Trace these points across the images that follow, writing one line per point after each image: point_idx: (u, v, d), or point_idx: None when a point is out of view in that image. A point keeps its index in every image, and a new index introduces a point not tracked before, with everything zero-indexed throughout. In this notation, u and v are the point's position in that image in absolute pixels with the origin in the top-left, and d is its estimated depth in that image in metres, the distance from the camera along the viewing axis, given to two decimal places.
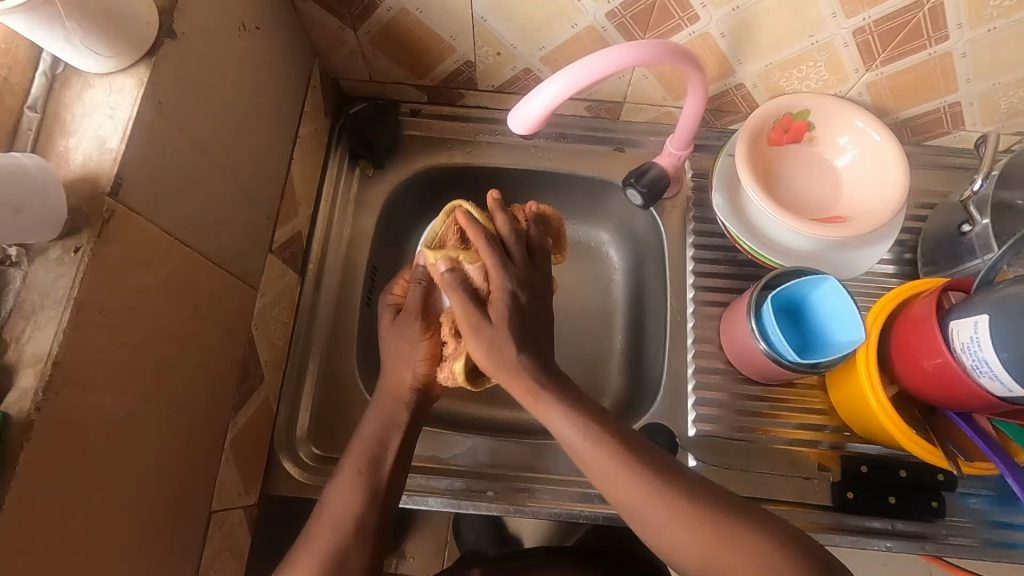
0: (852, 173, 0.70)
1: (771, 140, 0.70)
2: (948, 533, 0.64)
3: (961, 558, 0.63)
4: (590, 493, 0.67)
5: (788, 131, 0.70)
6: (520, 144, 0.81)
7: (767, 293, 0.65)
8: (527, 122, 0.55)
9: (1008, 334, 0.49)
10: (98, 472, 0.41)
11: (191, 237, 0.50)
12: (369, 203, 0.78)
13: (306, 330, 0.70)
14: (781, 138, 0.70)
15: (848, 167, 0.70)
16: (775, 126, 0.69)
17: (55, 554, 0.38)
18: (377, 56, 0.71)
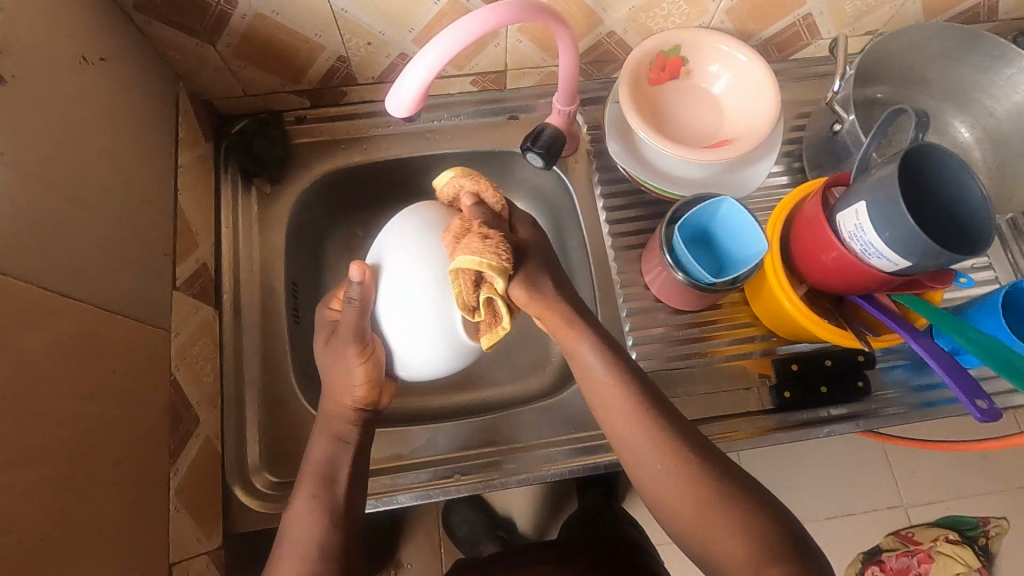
0: (729, 97, 0.73)
1: (651, 80, 0.74)
2: (878, 407, 0.70)
3: (893, 425, 0.69)
4: (554, 452, 0.69)
5: (665, 69, 0.73)
6: (415, 131, 0.80)
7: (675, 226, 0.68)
8: (405, 104, 0.54)
9: (885, 215, 0.54)
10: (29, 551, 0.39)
11: (75, 290, 0.47)
12: (274, 220, 0.75)
13: (235, 361, 0.68)
14: (660, 77, 0.73)
15: (726, 92, 0.74)
16: (651, 66, 0.72)
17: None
18: (245, 68, 0.69)
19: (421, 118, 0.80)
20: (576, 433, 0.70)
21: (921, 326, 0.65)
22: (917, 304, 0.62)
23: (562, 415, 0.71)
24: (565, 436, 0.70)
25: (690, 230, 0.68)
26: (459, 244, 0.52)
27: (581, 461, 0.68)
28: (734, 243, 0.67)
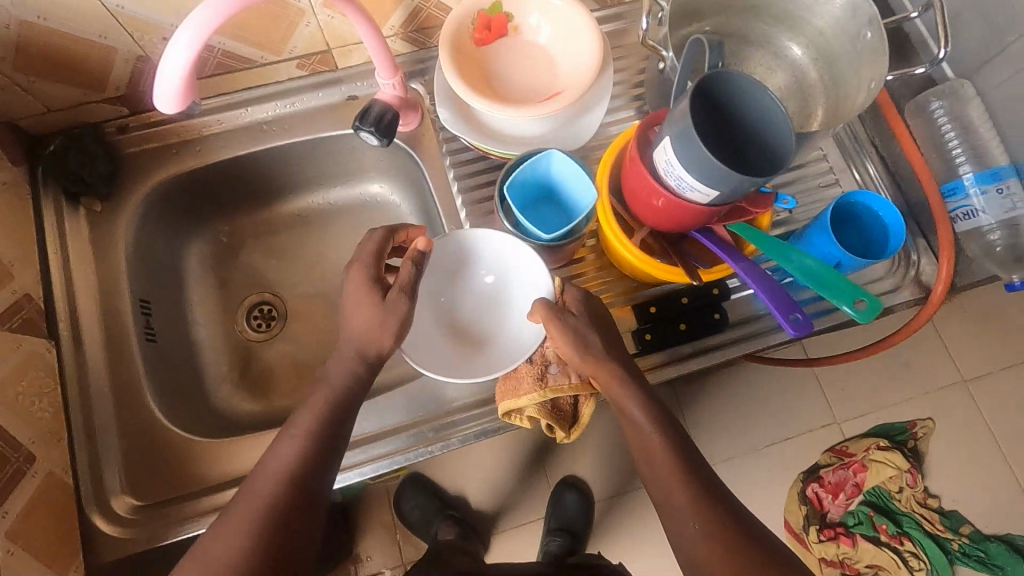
0: (558, 47, 0.72)
1: (478, 42, 0.71)
2: (757, 329, 0.72)
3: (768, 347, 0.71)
4: (422, 431, 0.69)
5: (489, 28, 0.71)
6: (250, 125, 0.77)
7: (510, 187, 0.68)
8: (172, 98, 0.50)
9: (688, 149, 0.54)
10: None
11: None
12: (108, 238, 0.72)
13: (78, 390, 0.66)
14: (486, 37, 0.71)
15: (552, 42, 0.72)
16: (472, 27, 0.70)
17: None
18: (35, 82, 0.64)
19: (255, 110, 0.76)
20: (444, 408, 0.70)
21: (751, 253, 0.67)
22: (747, 231, 0.63)
23: (431, 391, 0.70)
24: (434, 412, 0.70)
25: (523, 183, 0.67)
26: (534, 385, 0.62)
27: (450, 434, 0.69)
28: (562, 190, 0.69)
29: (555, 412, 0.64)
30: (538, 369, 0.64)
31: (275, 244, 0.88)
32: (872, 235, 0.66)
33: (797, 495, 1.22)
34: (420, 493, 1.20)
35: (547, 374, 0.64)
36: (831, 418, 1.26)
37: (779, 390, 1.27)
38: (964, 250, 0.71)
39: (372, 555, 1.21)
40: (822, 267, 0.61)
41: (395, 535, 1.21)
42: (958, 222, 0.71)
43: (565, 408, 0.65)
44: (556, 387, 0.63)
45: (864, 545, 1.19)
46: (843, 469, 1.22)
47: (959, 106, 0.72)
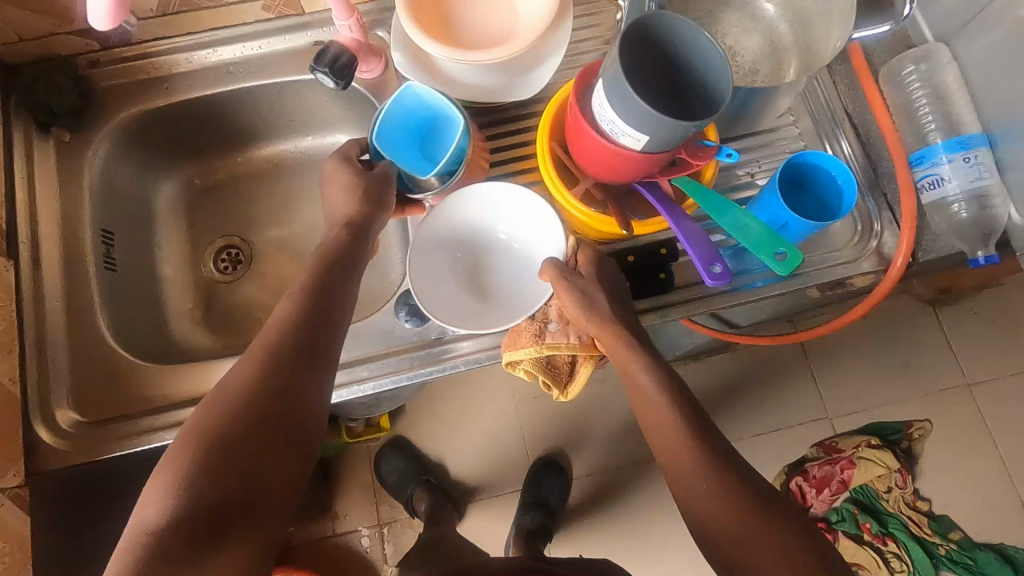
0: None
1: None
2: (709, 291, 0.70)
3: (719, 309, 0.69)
4: (358, 370, 0.69)
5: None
6: (218, 67, 0.78)
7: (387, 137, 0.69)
8: (105, 16, 0.51)
9: (617, 92, 0.52)
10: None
11: None
12: (74, 168, 0.74)
13: (35, 308, 0.69)
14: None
15: None
16: None
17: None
18: (4, 8, 0.67)
19: (223, 52, 0.78)
20: (384, 348, 0.70)
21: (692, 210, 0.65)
22: (690, 186, 0.62)
23: (372, 335, 0.71)
24: (374, 354, 0.70)
25: (397, 126, 0.68)
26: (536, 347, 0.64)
27: (387, 374, 0.69)
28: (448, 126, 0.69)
29: (550, 370, 0.66)
30: (540, 328, 0.65)
31: (248, 191, 0.90)
32: (828, 195, 0.64)
33: (779, 487, 1.20)
34: (398, 456, 1.21)
35: (548, 333, 0.65)
36: (823, 413, 1.23)
37: (769, 380, 1.25)
38: (928, 222, 0.69)
39: (348, 513, 1.22)
40: (756, 224, 0.61)
41: (372, 495, 1.23)
42: (923, 192, 0.68)
43: (561, 367, 0.67)
44: (556, 346, 0.64)
45: (845, 542, 1.14)
46: (830, 464, 1.18)
47: (935, 72, 0.69)
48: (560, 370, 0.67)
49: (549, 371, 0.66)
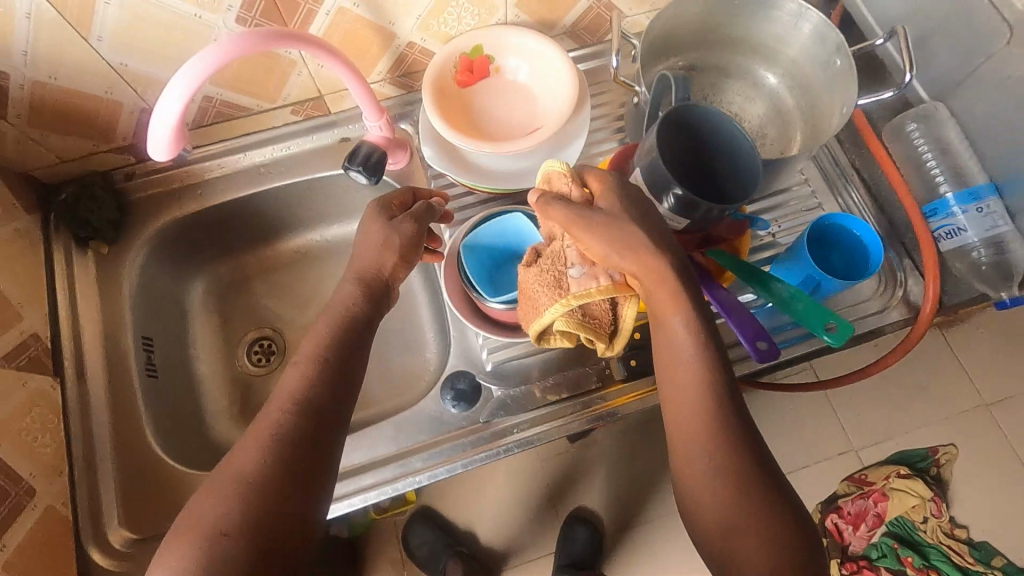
0: (535, 86, 0.76)
1: (459, 82, 0.75)
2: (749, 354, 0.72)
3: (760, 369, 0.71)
4: (409, 460, 0.69)
5: (471, 70, 0.75)
6: (250, 168, 0.81)
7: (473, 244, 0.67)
8: (164, 147, 0.54)
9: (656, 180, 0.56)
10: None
11: None
12: (114, 280, 0.76)
13: (82, 425, 0.68)
14: (468, 78, 0.75)
15: (532, 79, 0.76)
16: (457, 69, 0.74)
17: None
18: (49, 136, 0.69)
19: (253, 155, 0.81)
20: (433, 436, 0.70)
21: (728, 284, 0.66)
22: (725, 256, 0.63)
23: (419, 423, 0.71)
24: (422, 442, 0.70)
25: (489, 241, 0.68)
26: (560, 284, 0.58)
27: (439, 463, 0.68)
28: None
29: (588, 321, 0.59)
30: (559, 276, 0.59)
31: (277, 281, 0.91)
32: (854, 256, 0.67)
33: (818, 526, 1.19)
34: (427, 526, 1.18)
35: (570, 282, 0.58)
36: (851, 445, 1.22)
37: (790, 414, 1.23)
38: (950, 269, 0.71)
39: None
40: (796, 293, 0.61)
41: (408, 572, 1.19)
42: (941, 241, 0.72)
43: (602, 318, 0.59)
44: (581, 295, 0.57)
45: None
46: (862, 498, 1.18)
47: (935, 129, 0.74)
48: (604, 302, 0.59)
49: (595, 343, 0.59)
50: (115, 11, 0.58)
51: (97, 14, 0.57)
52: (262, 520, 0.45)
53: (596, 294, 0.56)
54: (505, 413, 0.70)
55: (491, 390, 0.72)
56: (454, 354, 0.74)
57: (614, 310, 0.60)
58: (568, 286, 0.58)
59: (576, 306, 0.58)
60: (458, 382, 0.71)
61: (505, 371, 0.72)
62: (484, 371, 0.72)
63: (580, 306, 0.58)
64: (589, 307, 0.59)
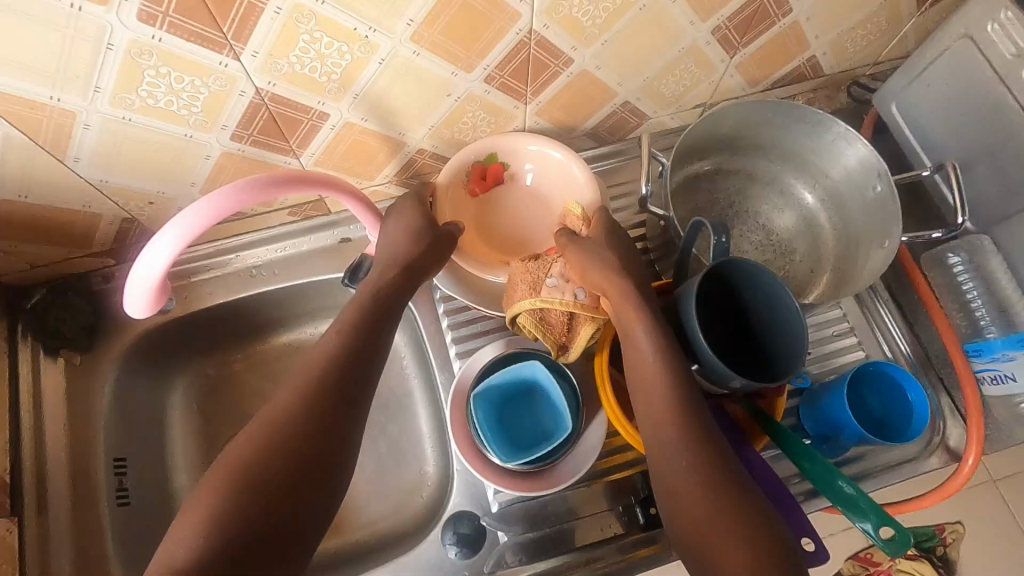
0: (553, 195, 0.72)
1: (471, 191, 0.71)
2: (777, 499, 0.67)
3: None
4: None
5: (485, 177, 0.71)
6: (241, 269, 0.75)
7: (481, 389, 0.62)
8: (143, 304, 0.53)
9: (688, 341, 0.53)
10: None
11: None
12: (87, 396, 0.69)
13: (41, 569, 0.61)
14: (481, 186, 0.71)
15: (550, 188, 0.72)
16: (469, 177, 0.70)
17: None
18: (19, 246, 0.63)
19: (246, 256, 0.74)
20: None
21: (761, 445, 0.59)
22: (760, 416, 0.56)
23: (417, 570, 0.65)
24: None
25: (499, 387, 0.63)
26: (538, 313, 0.61)
27: None
28: (547, 421, 0.63)
29: (544, 326, 0.61)
30: (538, 279, 0.62)
31: None
32: (892, 412, 0.61)
33: None
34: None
35: (542, 286, 0.62)
36: None
37: None
38: (991, 413, 0.68)
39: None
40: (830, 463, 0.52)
41: None
42: (985, 384, 0.67)
43: (559, 326, 0.61)
44: (548, 298, 0.60)
45: None
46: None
47: (980, 261, 0.69)
48: (575, 330, 0.61)
49: (535, 314, 0.61)
50: (94, 135, 0.52)
51: (74, 138, 0.51)
52: (227, 527, 0.42)
53: (564, 304, 0.60)
54: (513, 564, 0.64)
55: (499, 535, 0.66)
56: (457, 492, 0.68)
57: (585, 337, 0.62)
58: (543, 320, 0.61)
59: (548, 332, 0.61)
60: (461, 524, 0.64)
61: (513, 513, 0.66)
62: (490, 512, 0.66)
63: (544, 308, 0.61)
64: (559, 344, 0.61)
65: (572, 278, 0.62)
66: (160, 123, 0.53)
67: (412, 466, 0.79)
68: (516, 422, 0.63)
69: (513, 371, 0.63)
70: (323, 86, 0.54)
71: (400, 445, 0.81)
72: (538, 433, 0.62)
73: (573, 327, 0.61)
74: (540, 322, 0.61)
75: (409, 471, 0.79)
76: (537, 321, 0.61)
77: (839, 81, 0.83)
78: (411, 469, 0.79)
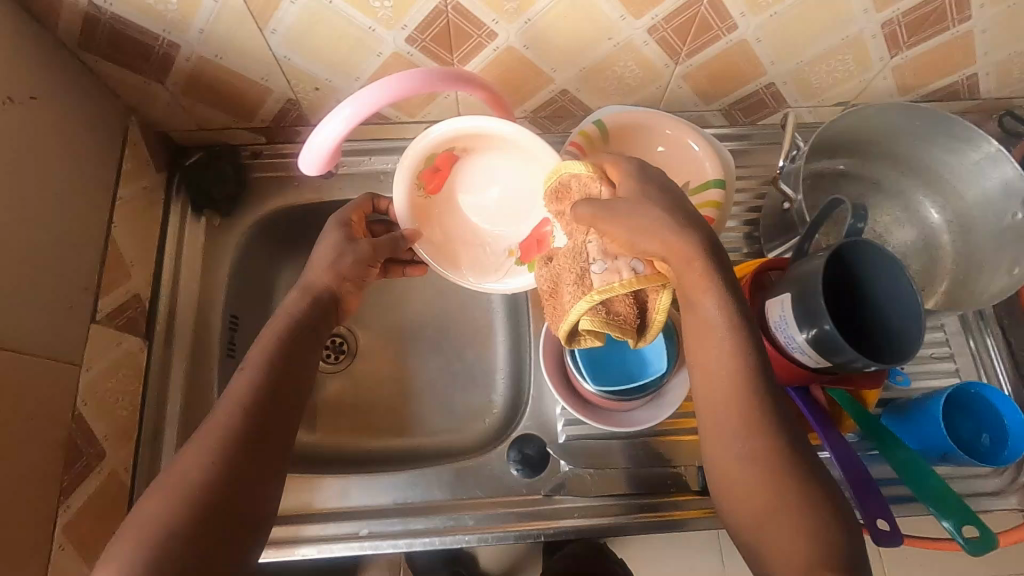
0: (512, 193, 0.69)
1: (431, 192, 0.68)
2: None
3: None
4: (464, 516, 0.66)
5: (437, 168, 0.66)
6: (370, 173, 0.80)
7: None
8: (315, 160, 0.54)
9: (807, 313, 0.51)
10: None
11: None
12: (219, 254, 0.76)
13: (158, 392, 0.68)
14: (438, 176, 0.67)
15: (504, 173, 0.68)
16: (425, 174, 0.66)
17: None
18: (196, 105, 0.70)
19: (377, 161, 0.80)
20: (490, 496, 0.67)
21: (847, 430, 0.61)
22: (850, 403, 0.58)
23: (480, 477, 0.69)
24: (478, 500, 0.67)
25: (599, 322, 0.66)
26: (593, 308, 0.52)
27: (491, 527, 0.65)
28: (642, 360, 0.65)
29: (612, 320, 0.53)
30: (581, 270, 0.54)
31: None
32: (982, 436, 0.61)
33: None
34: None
35: (590, 274, 0.53)
36: None
37: None
38: None
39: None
40: (917, 460, 0.53)
41: None
42: None
43: (627, 314, 0.53)
44: (607, 288, 0.51)
45: None
46: None
47: None
48: (654, 312, 0.54)
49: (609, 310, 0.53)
50: (297, 10, 0.57)
51: (279, 10, 0.57)
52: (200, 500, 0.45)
53: (625, 287, 0.51)
54: (568, 494, 0.67)
55: (561, 465, 0.69)
56: (528, 416, 0.72)
57: (648, 313, 0.54)
58: (624, 311, 0.53)
59: (623, 320, 0.53)
60: (527, 447, 0.69)
61: (580, 448, 0.69)
62: (557, 442, 0.70)
63: (604, 302, 0.52)
64: (633, 333, 0.54)
65: (618, 254, 0.52)
66: (353, 11, 0.58)
67: (480, 391, 0.83)
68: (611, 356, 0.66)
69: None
70: (504, 4, 0.58)
71: (475, 371, 0.84)
72: (629, 369, 0.66)
73: (632, 308, 0.54)
74: (603, 316, 0.53)
75: (475, 395, 0.83)
76: (602, 314, 0.53)
77: (992, 108, 0.80)
78: (478, 394, 0.83)
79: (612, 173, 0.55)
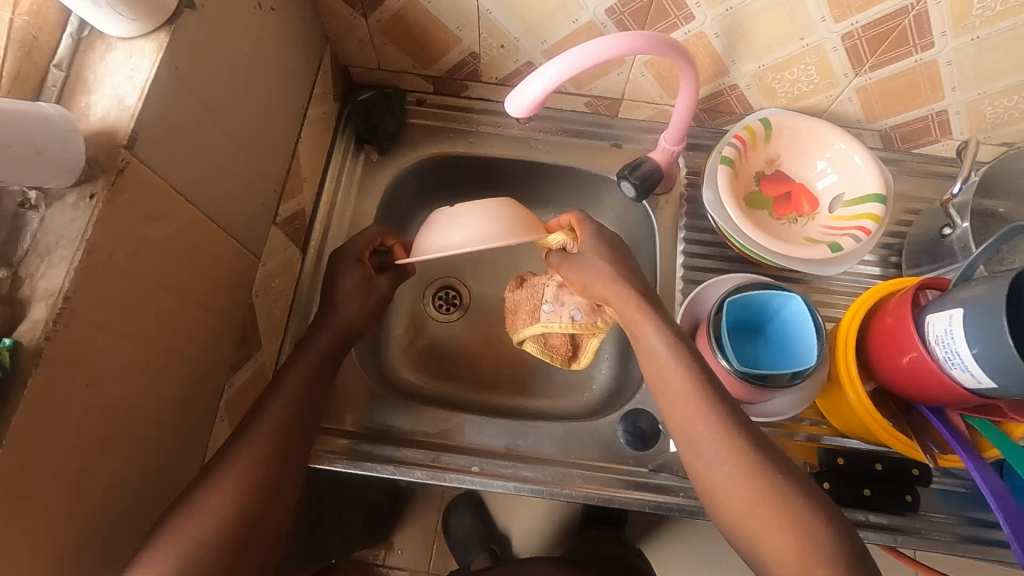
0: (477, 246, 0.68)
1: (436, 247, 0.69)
2: (930, 528, 0.64)
3: (938, 552, 0.63)
4: (572, 473, 0.68)
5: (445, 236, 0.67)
6: (520, 137, 0.83)
7: (729, 302, 0.64)
8: (524, 106, 0.57)
9: (982, 330, 0.51)
10: (84, 417, 0.40)
11: (210, 207, 0.52)
12: (372, 187, 0.80)
13: (305, 303, 0.72)
14: None
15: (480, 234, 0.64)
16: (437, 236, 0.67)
17: (40, 498, 0.38)
18: (386, 45, 0.74)
19: (530, 126, 0.83)
20: (599, 460, 0.69)
21: (990, 458, 0.60)
22: (991, 432, 0.57)
23: (590, 441, 0.70)
24: (586, 461, 0.69)
25: (747, 308, 0.65)
26: (536, 339, 0.75)
27: (597, 488, 0.67)
28: (782, 355, 0.64)
29: (549, 348, 0.75)
30: (535, 307, 0.75)
31: None
32: None
33: None
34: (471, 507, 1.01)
35: (542, 311, 0.74)
36: None
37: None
38: None
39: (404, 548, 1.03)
40: None
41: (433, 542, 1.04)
42: None
43: (560, 347, 0.75)
44: (547, 324, 0.73)
45: None
46: None
47: None
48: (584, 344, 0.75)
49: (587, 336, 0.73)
50: None
51: None
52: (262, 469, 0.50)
53: (565, 328, 0.72)
54: (676, 473, 0.67)
55: (670, 445, 0.70)
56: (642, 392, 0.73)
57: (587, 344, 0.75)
58: (540, 340, 0.75)
59: (563, 352, 0.75)
60: (640, 420, 0.71)
61: None
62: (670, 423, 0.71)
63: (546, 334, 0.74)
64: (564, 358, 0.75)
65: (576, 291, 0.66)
66: None
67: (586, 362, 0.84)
68: (750, 346, 0.66)
69: (770, 295, 0.64)
70: None
71: None
72: (766, 360, 0.65)
73: (565, 340, 0.75)
74: (539, 342, 0.75)
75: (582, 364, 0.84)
76: (547, 343, 0.75)
77: None
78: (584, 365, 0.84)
79: (578, 230, 0.66)
